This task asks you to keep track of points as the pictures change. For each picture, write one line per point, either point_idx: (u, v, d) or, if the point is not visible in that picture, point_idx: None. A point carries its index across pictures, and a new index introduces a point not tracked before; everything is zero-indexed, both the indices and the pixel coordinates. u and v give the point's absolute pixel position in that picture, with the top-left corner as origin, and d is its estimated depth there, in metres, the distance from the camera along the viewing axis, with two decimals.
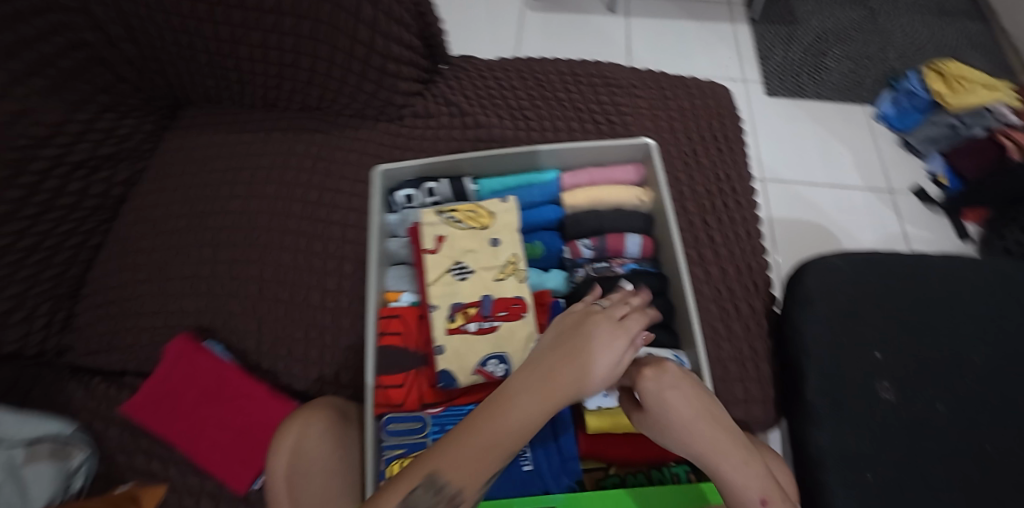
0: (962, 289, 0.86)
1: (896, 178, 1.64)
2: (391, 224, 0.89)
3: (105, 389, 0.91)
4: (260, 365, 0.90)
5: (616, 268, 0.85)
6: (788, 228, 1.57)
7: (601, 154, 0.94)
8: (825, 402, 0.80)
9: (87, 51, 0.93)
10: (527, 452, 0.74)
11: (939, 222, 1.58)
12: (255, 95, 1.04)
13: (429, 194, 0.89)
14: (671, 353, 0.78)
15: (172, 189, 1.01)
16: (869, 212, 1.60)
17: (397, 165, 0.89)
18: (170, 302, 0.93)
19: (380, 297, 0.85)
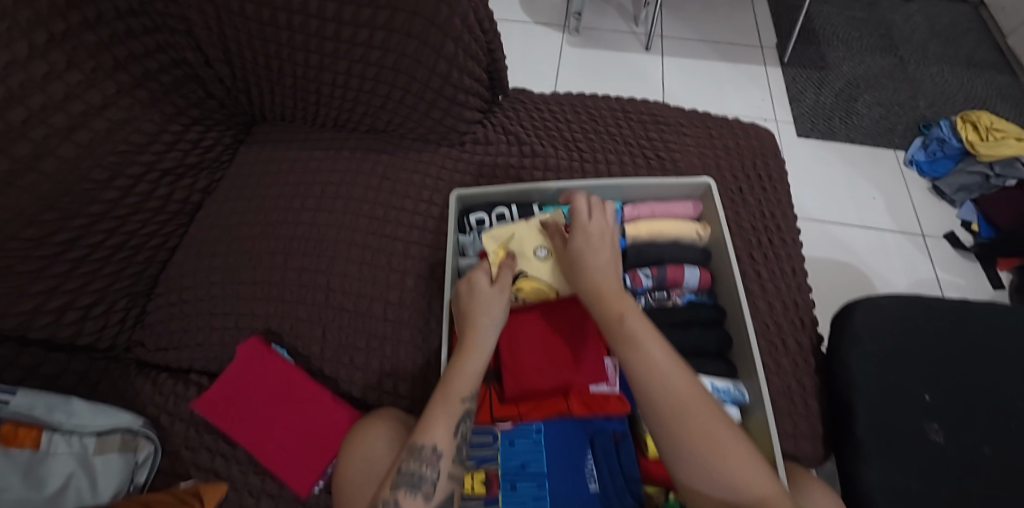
0: (1007, 337, 0.89)
1: (929, 222, 1.67)
2: (463, 245, 0.96)
3: (173, 385, 0.95)
4: (322, 371, 0.93)
5: (675, 297, 0.90)
6: (822, 268, 1.60)
7: (663, 190, 0.98)
8: (875, 439, 0.83)
9: (185, 69, 1.00)
10: (593, 471, 0.77)
11: (972, 267, 1.61)
12: (328, 116, 1.11)
13: (498, 218, 0.96)
14: (731, 383, 0.84)
15: (247, 198, 1.07)
16: (901, 255, 1.62)
17: (471, 191, 0.96)
18: (240, 305, 0.97)
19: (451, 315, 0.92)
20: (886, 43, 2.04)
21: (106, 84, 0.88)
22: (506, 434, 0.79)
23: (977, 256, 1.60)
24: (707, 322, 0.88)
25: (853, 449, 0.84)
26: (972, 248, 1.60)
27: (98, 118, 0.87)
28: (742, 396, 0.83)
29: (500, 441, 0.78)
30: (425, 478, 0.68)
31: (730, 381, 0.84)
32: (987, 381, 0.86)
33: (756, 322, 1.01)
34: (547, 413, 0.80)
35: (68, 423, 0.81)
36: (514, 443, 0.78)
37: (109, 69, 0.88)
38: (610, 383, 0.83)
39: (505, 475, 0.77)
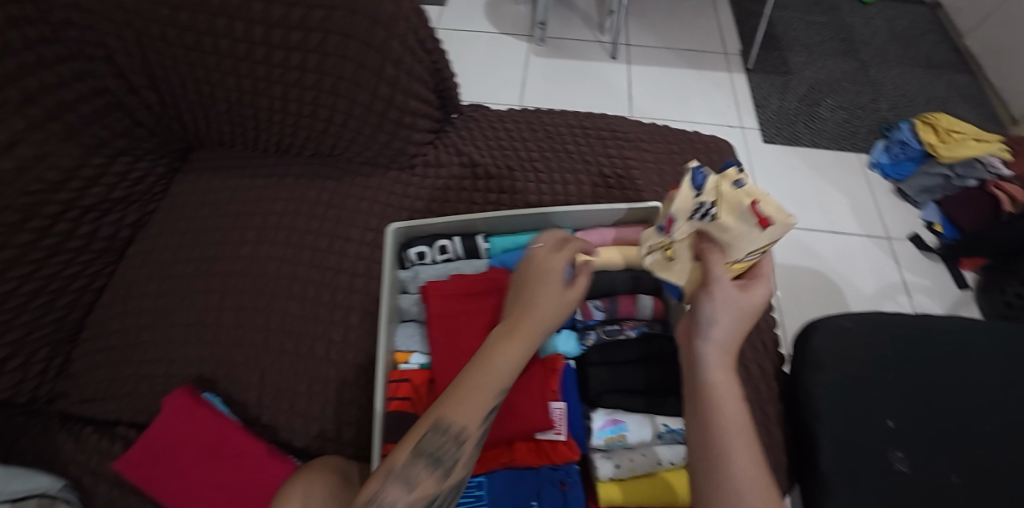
0: (971, 356, 0.87)
1: (893, 225, 1.67)
2: (403, 281, 0.91)
3: (98, 440, 0.89)
4: (259, 420, 0.90)
5: (628, 331, 0.85)
6: (789, 276, 1.57)
7: (613, 214, 0.95)
8: (839, 471, 0.80)
9: (107, 97, 0.94)
10: None
11: (937, 269, 1.61)
12: (269, 141, 1.05)
13: (441, 251, 0.92)
14: (686, 421, 0.80)
15: (181, 233, 1.01)
16: (869, 260, 1.61)
17: (410, 224, 0.91)
18: (171, 351, 0.92)
19: (388, 359, 0.83)
20: (847, 46, 2.04)
21: (13, 119, 0.82)
22: None
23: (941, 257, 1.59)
24: (664, 356, 0.83)
25: (817, 482, 0.81)
26: (935, 250, 1.60)
27: (5, 157, 0.81)
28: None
29: None
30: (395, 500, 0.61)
31: (683, 420, 0.80)
32: (951, 403, 0.84)
33: None
34: (489, 465, 0.75)
35: None
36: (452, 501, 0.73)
37: (16, 103, 0.82)
38: (557, 429, 0.76)
39: None
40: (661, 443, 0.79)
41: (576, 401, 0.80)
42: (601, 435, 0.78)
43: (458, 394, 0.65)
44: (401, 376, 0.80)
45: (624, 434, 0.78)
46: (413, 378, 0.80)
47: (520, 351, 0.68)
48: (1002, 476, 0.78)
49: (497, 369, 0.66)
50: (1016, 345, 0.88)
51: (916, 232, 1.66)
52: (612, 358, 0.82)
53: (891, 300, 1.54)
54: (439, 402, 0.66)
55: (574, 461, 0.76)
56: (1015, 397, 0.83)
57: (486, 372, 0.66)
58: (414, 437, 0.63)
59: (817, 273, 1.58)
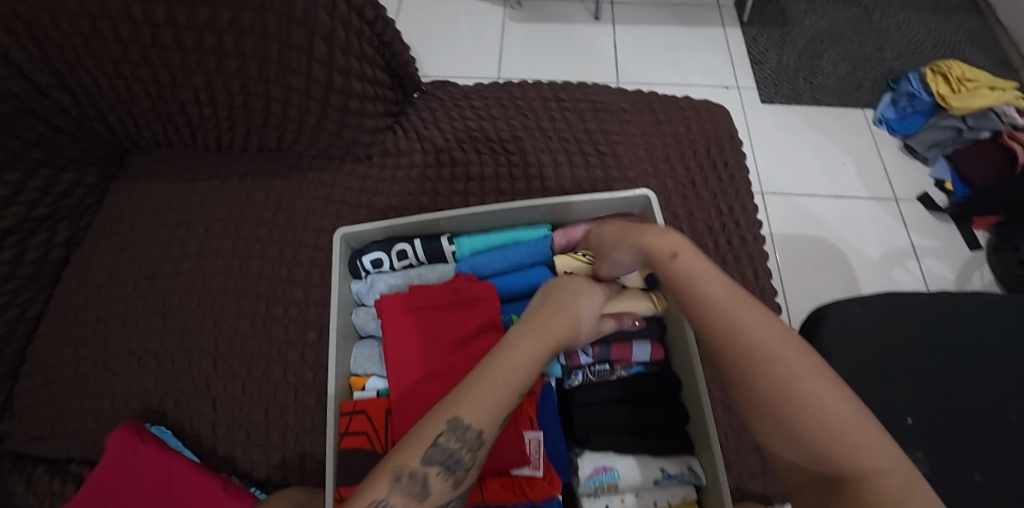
0: (992, 336, 0.78)
1: (899, 186, 1.55)
2: (358, 292, 0.84)
3: (49, 482, 0.82)
4: (216, 451, 0.80)
5: (619, 373, 0.77)
6: (790, 247, 1.47)
7: (597, 209, 0.87)
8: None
9: (13, 102, 0.83)
10: None
11: (947, 230, 1.49)
12: (208, 138, 0.95)
13: (400, 256, 0.84)
14: (685, 466, 0.72)
15: (120, 248, 0.92)
16: (875, 225, 1.50)
17: (363, 228, 0.83)
18: (114, 381, 0.84)
19: (343, 384, 0.78)
20: None
21: None
22: None
23: (952, 217, 1.48)
24: (660, 394, 0.76)
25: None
26: (946, 209, 1.48)
27: None
28: (697, 479, 0.72)
29: None
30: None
31: (684, 463, 0.72)
32: (972, 392, 0.75)
33: None
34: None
35: None
36: None
37: None
38: (534, 464, 0.68)
39: None
40: (658, 488, 0.72)
41: (556, 426, 0.72)
42: (591, 483, 0.70)
43: (474, 392, 0.57)
44: (354, 407, 0.74)
45: (615, 482, 0.71)
46: (368, 409, 0.74)
47: (540, 355, 0.62)
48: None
49: (509, 368, 0.59)
50: None
51: (926, 191, 1.53)
52: (596, 395, 0.74)
53: (900, 266, 1.44)
54: (450, 396, 0.58)
55: (555, 495, 0.68)
56: None
57: (499, 362, 0.60)
58: (432, 432, 0.55)
59: (821, 241, 1.47)
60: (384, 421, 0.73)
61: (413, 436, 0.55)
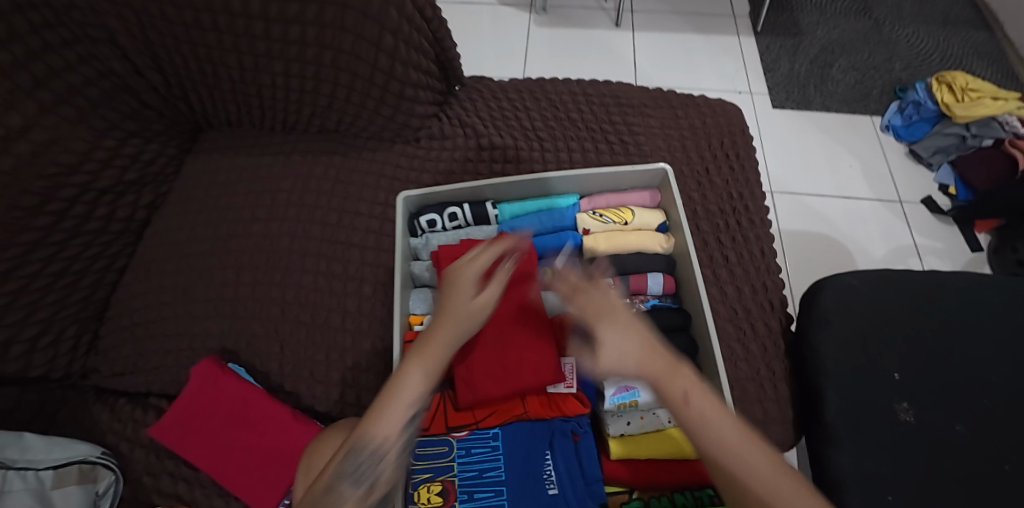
0: None
1: (904, 188, 1.64)
2: (416, 247, 0.97)
3: (132, 410, 0.94)
4: (282, 386, 0.92)
5: (638, 305, 0.89)
6: (796, 241, 1.57)
7: (617, 181, 0.99)
8: (844, 422, 0.78)
9: (113, 79, 0.96)
10: (552, 475, 0.75)
11: (949, 232, 1.58)
12: (276, 119, 1.07)
13: (451, 218, 0.96)
14: None
15: (194, 212, 1.04)
16: (877, 223, 1.60)
17: (421, 193, 0.96)
18: (194, 325, 0.96)
19: (405, 321, 0.90)
20: (860, 6, 1.99)
21: (25, 103, 0.84)
22: (461, 442, 0.77)
23: (955, 219, 1.57)
24: (676, 328, 0.87)
25: (821, 435, 0.79)
26: (949, 212, 1.57)
27: (20, 142, 0.84)
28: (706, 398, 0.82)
29: (455, 450, 0.77)
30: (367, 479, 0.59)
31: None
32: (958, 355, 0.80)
33: (725, 307, 0.97)
34: (504, 418, 0.78)
35: (22, 459, 0.82)
36: (468, 452, 0.76)
37: (26, 88, 0.84)
38: (568, 383, 0.80)
39: (461, 485, 0.75)
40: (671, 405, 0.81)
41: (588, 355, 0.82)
42: (614, 401, 0.79)
43: (426, 355, 0.64)
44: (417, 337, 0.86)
45: (635, 400, 0.79)
46: None
47: (473, 322, 0.67)
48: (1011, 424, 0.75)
49: (456, 333, 0.66)
50: None
51: (930, 195, 1.62)
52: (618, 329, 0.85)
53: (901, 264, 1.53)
54: (400, 377, 0.63)
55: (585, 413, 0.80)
56: None
57: (432, 342, 0.64)
58: (396, 411, 0.61)
59: (826, 237, 1.57)
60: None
61: (378, 411, 0.61)
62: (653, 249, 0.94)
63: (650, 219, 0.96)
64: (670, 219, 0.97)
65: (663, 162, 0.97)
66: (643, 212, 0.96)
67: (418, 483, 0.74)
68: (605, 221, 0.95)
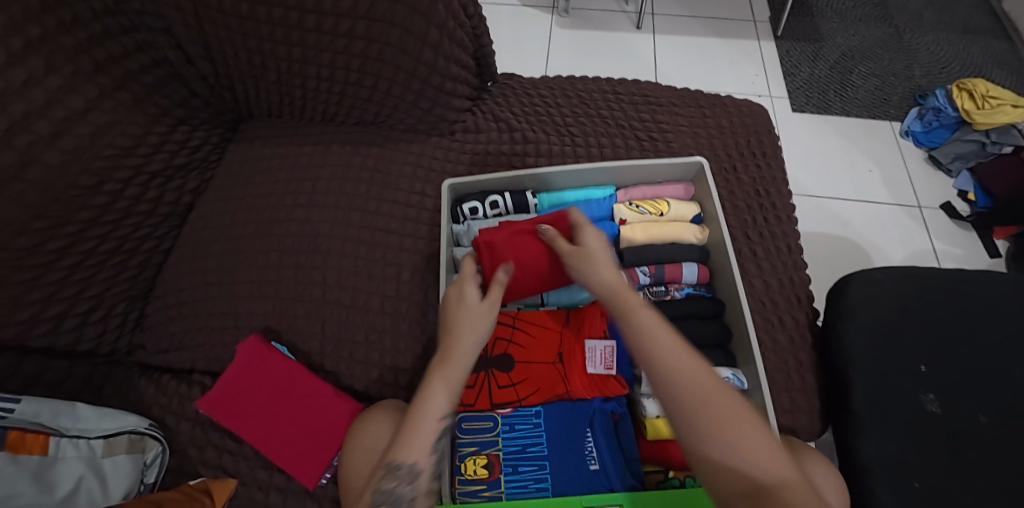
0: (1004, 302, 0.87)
1: (924, 194, 1.66)
2: (458, 233, 1.01)
3: (178, 386, 0.98)
4: (323, 366, 0.96)
5: (673, 292, 0.94)
6: (817, 243, 1.59)
7: (653, 175, 1.02)
8: (870, 411, 0.80)
9: (166, 68, 1.01)
10: (595, 452, 0.79)
11: (968, 238, 1.59)
12: (316, 110, 1.10)
13: (492, 206, 1.00)
14: (730, 372, 0.89)
15: (237, 197, 1.07)
16: (897, 226, 1.61)
17: (464, 182, 1.00)
18: (237, 305, 1.00)
19: None
20: (881, 12, 2.01)
21: (87, 87, 0.88)
22: (506, 419, 0.81)
23: (973, 226, 1.58)
24: (708, 316, 0.93)
25: (849, 422, 0.82)
26: (968, 218, 1.59)
27: (81, 123, 0.88)
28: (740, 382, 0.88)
29: (500, 426, 0.81)
30: (403, 495, 0.69)
31: (730, 371, 0.89)
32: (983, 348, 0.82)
33: (752, 299, 0.99)
34: (545, 397, 0.82)
35: (74, 427, 0.86)
36: (514, 428, 0.81)
37: (88, 72, 0.88)
38: (608, 367, 0.83)
39: (506, 459, 0.79)
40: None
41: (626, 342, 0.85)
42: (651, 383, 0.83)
43: (444, 382, 0.71)
44: None
45: None
46: None
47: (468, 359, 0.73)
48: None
49: (460, 360, 0.72)
50: None
51: (950, 200, 1.64)
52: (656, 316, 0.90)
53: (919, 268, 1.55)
54: (422, 393, 0.71)
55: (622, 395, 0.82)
56: None
57: (446, 367, 0.72)
58: (423, 434, 0.70)
59: (847, 240, 1.59)
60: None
61: (404, 443, 0.70)
62: (688, 240, 0.97)
63: (685, 211, 0.99)
64: (706, 211, 1.01)
65: (699, 156, 1.01)
66: (678, 204, 1.00)
67: (465, 456, 0.79)
68: (641, 212, 0.99)
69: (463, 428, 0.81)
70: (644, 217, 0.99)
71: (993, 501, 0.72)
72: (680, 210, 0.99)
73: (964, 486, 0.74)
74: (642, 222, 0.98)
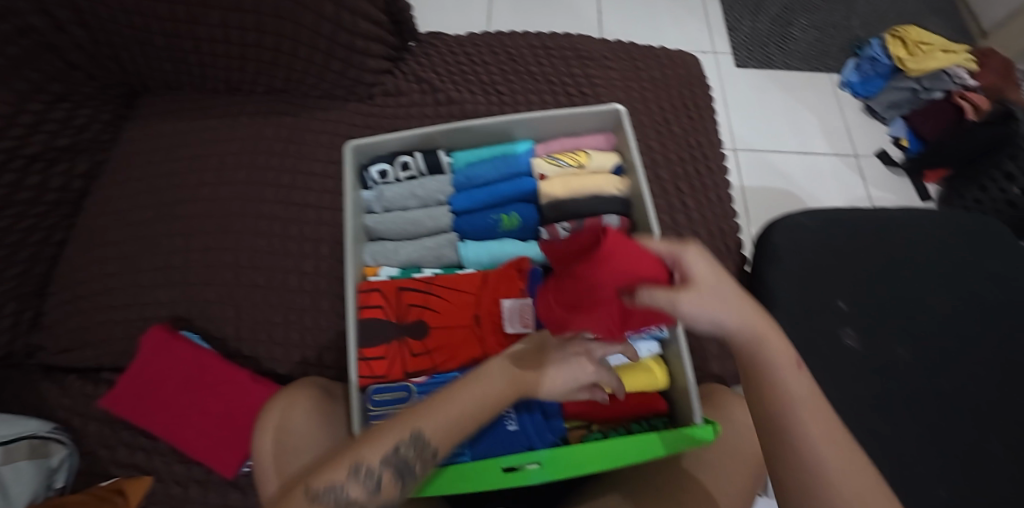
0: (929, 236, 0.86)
1: (861, 141, 1.63)
2: (367, 200, 0.94)
3: (83, 385, 0.92)
4: (240, 351, 0.90)
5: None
6: (757, 195, 1.54)
7: (573, 125, 0.96)
8: (792, 350, 0.79)
9: (34, 37, 0.88)
10: (511, 413, 0.76)
11: (901, 184, 1.58)
12: (216, 78, 1.00)
13: (403, 168, 0.94)
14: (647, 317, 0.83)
15: (136, 180, 0.98)
16: (835, 178, 1.58)
17: (368, 142, 0.91)
18: (142, 295, 0.92)
19: (358, 274, 0.88)
20: None
21: None
22: (420, 388, 0.77)
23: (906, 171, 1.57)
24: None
25: None
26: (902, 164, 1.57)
27: None
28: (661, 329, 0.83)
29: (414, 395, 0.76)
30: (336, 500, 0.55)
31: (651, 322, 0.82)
32: (899, 285, 0.82)
33: None
34: (463, 362, 0.78)
35: None
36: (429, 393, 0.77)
37: None
38: (524, 324, 0.79)
39: None
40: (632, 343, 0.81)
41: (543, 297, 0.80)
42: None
43: (444, 401, 0.61)
44: (370, 286, 0.83)
45: None
46: (382, 287, 0.82)
47: (483, 409, 0.62)
48: (950, 348, 0.79)
49: (492, 387, 0.62)
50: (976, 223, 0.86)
51: (883, 148, 1.62)
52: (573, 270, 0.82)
53: None
54: (423, 406, 0.60)
55: None
56: (972, 274, 0.83)
57: (476, 382, 0.62)
58: (395, 437, 0.58)
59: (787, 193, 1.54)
60: (395, 296, 0.82)
61: (377, 433, 0.59)
62: (609, 191, 0.90)
63: (605, 161, 0.93)
64: (626, 160, 0.95)
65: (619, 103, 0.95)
66: (600, 154, 0.93)
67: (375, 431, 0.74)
68: (561, 165, 0.92)
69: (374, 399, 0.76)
70: (563, 169, 0.92)
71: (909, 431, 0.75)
72: (602, 160, 0.93)
73: (879, 418, 0.75)
74: (562, 174, 0.92)
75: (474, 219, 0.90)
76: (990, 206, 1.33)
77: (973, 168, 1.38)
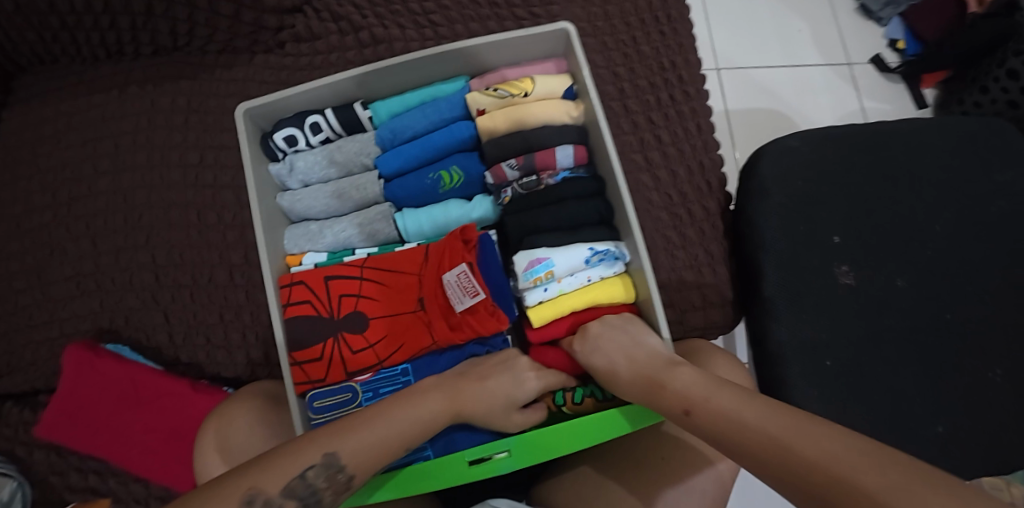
0: (940, 146, 0.74)
1: (854, 45, 1.29)
2: (278, 175, 0.81)
3: (20, 413, 0.82)
4: (179, 358, 0.82)
5: (546, 181, 0.77)
6: (747, 123, 1.23)
7: (514, 53, 0.84)
8: (780, 294, 0.71)
9: None
10: None
11: (896, 90, 1.27)
12: (93, 42, 0.84)
13: (314, 130, 0.81)
14: (610, 245, 0.75)
15: (26, 179, 0.85)
16: (826, 91, 1.27)
17: (267, 103, 0.78)
18: (58, 308, 0.82)
19: (280, 265, 0.79)
20: None
21: None
22: (367, 386, 0.70)
23: (902, 76, 1.25)
24: (594, 222, 0.76)
25: (760, 309, 0.73)
26: (898, 69, 1.25)
27: None
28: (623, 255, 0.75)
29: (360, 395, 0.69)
30: None
31: (611, 242, 0.76)
32: (900, 206, 0.72)
33: (658, 194, 0.86)
34: (412, 353, 0.70)
35: None
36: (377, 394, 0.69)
37: None
38: (473, 293, 0.69)
39: None
40: (590, 266, 0.74)
41: (498, 270, 0.70)
42: (529, 276, 0.72)
43: (312, 445, 0.52)
44: (292, 279, 0.73)
45: (552, 270, 0.72)
46: (306, 279, 0.72)
47: (352, 457, 0.53)
48: (951, 273, 0.70)
49: (384, 422, 0.56)
50: (987, 130, 0.74)
51: (879, 53, 1.28)
52: (539, 225, 0.75)
53: None
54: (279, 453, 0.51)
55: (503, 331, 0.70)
56: (983, 189, 0.72)
57: (349, 426, 0.54)
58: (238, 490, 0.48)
59: (776, 114, 1.24)
60: (324, 288, 0.72)
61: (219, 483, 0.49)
62: (560, 120, 0.79)
63: (554, 86, 0.81)
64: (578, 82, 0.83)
65: (565, 21, 0.82)
66: (547, 80, 0.81)
67: None
68: (500, 94, 0.79)
69: (315, 406, 0.69)
70: (502, 99, 0.79)
71: (904, 368, 0.68)
72: (549, 85, 0.81)
73: (879, 358, 0.69)
74: (501, 106, 0.79)
75: (408, 182, 0.79)
76: (990, 110, 1.09)
77: (973, 71, 1.15)
